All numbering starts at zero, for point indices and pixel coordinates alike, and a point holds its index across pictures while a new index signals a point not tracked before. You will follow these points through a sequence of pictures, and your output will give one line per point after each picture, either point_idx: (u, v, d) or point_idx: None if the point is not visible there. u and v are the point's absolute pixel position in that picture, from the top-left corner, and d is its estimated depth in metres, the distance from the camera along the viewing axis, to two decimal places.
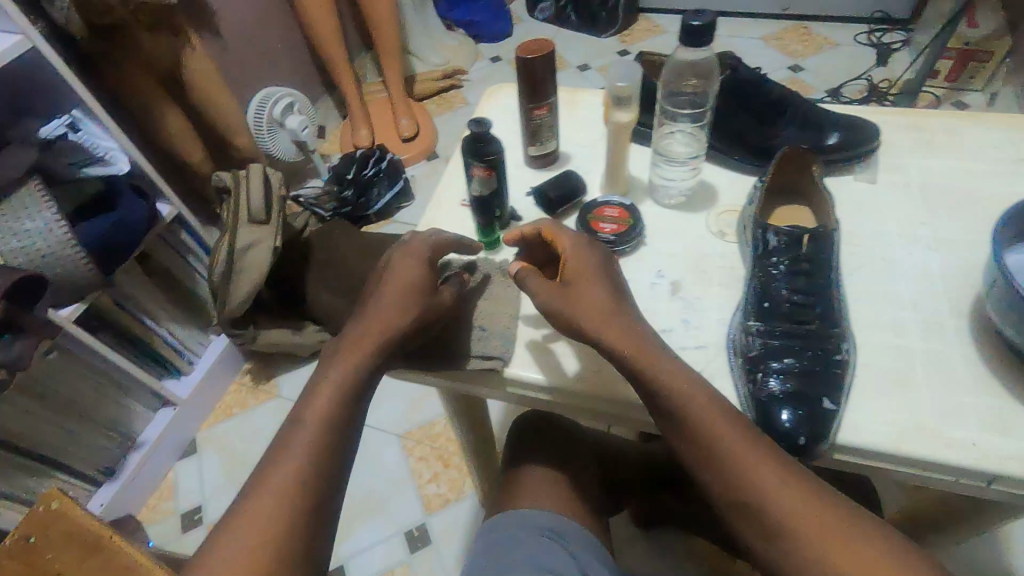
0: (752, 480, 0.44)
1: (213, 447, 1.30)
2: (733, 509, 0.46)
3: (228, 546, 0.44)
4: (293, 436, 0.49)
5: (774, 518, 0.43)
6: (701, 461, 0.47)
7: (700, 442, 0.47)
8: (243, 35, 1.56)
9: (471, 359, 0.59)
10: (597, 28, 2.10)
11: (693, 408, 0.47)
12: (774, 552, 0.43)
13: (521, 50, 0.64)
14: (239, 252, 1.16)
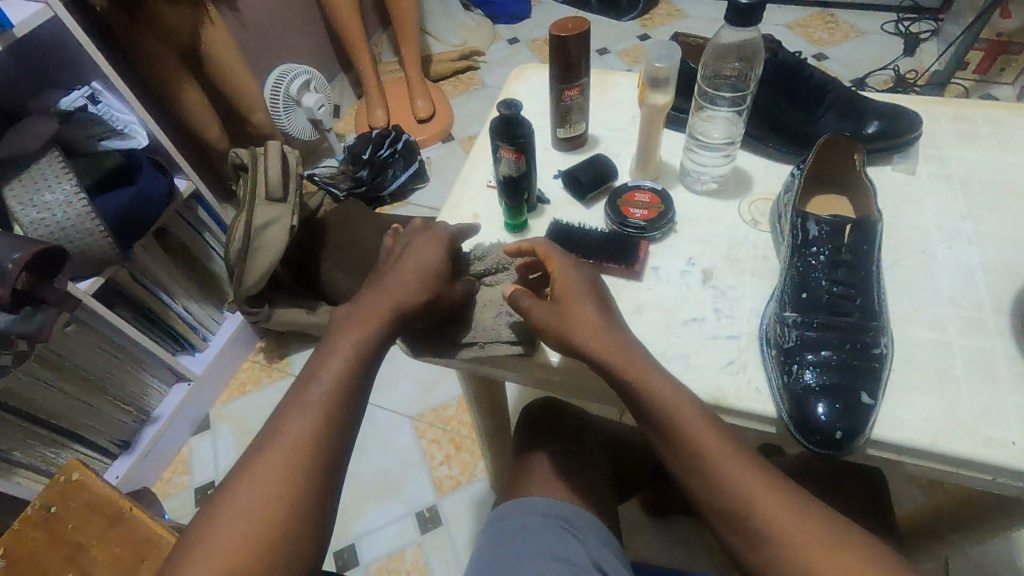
0: (738, 485, 0.46)
1: (226, 424, 1.31)
2: (719, 517, 0.47)
3: (220, 526, 0.44)
4: (293, 407, 0.49)
5: (761, 524, 0.44)
6: (687, 470, 0.48)
7: (687, 450, 0.48)
8: (261, 10, 1.54)
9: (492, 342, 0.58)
10: (618, 11, 2.06)
11: (681, 417, 0.48)
12: (761, 557, 0.44)
13: (557, 26, 0.62)
14: (256, 230, 1.15)
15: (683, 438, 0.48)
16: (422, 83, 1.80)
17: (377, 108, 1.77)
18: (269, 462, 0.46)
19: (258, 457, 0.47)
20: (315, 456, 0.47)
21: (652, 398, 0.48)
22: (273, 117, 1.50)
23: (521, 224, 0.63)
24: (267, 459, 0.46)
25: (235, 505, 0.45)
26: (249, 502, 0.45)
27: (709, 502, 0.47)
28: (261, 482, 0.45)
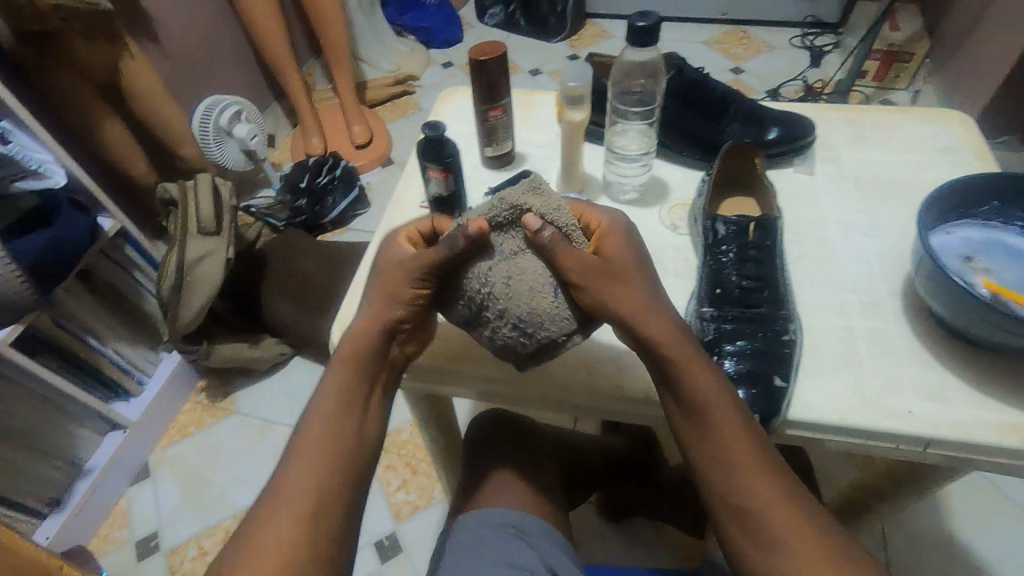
0: (754, 491, 0.45)
1: (168, 470, 1.25)
2: (732, 516, 0.46)
3: (240, 566, 0.42)
4: (301, 445, 0.48)
5: (773, 532, 0.44)
6: (710, 464, 0.47)
7: (714, 444, 0.47)
8: (185, 42, 1.51)
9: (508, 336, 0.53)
10: (547, 33, 2.13)
11: (713, 406, 0.47)
12: (763, 562, 0.45)
13: (476, 52, 0.66)
14: (189, 264, 1.11)
15: (715, 431, 0.47)
16: (357, 109, 1.80)
17: (313, 136, 1.75)
18: (293, 490, 0.45)
19: (281, 486, 0.46)
20: (325, 496, 0.46)
21: (686, 377, 0.48)
22: (203, 149, 1.44)
23: None
24: (290, 486, 0.46)
25: (254, 552, 0.43)
26: (268, 540, 0.43)
27: (723, 496, 0.47)
28: (281, 515, 0.44)
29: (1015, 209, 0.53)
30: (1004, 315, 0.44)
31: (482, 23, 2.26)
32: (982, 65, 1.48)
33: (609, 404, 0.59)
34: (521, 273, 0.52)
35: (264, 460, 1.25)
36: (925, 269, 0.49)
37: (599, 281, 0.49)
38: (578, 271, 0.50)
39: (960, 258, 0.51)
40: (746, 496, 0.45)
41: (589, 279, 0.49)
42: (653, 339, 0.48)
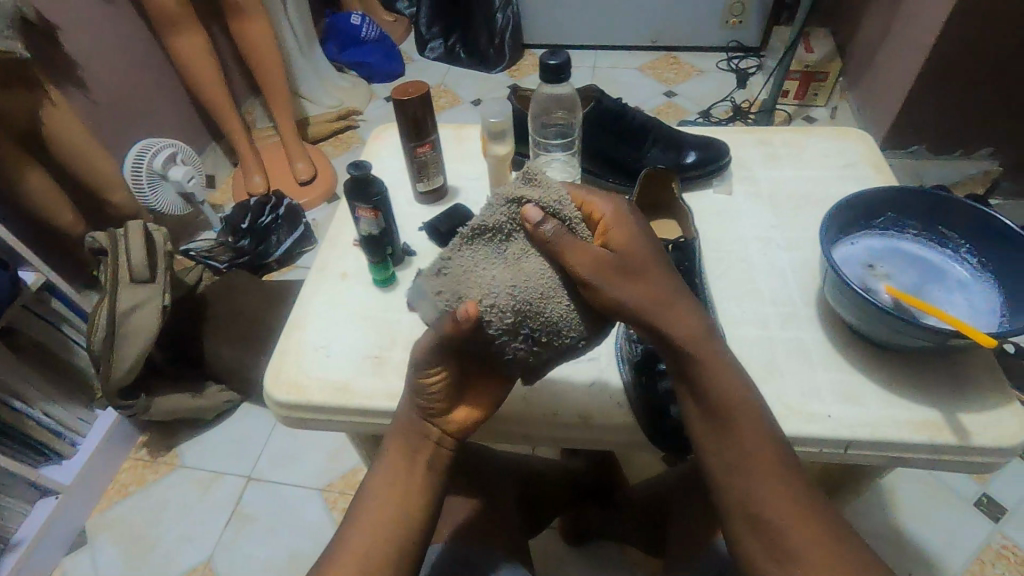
0: (768, 495, 0.47)
1: (107, 535, 1.18)
2: (744, 521, 0.48)
3: None
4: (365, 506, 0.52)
5: (787, 538, 0.46)
6: (727, 470, 0.49)
7: (733, 452, 0.49)
8: (113, 87, 1.47)
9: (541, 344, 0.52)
10: (487, 64, 2.18)
11: (738, 411, 0.50)
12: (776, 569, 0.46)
13: (397, 92, 0.67)
14: (120, 316, 1.06)
15: (735, 436, 0.49)
16: (299, 145, 1.78)
17: (254, 175, 1.72)
18: (380, 516, 0.51)
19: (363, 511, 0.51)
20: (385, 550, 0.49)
21: (713, 381, 0.50)
22: (137, 195, 1.41)
23: (389, 279, 0.64)
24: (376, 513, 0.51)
25: None
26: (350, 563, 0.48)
27: (742, 502, 0.48)
28: (367, 544, 0.49)
29: (906, 218, 0.57)
30: (904, 322, 0.47)
31: (423, 56, 2.29)
32: (889, 82, 1.60)
33: (552, 433, 0.60)
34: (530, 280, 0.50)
35: (213, 514, 1.19)
36: (831, 280, 0.53)
37: (611, 276, 0.50)
38: (590, 264, 0.49)
39: (861, 267, 0.55)
40: (762, 501, 0.48)
41: (605, 275, 0.49)
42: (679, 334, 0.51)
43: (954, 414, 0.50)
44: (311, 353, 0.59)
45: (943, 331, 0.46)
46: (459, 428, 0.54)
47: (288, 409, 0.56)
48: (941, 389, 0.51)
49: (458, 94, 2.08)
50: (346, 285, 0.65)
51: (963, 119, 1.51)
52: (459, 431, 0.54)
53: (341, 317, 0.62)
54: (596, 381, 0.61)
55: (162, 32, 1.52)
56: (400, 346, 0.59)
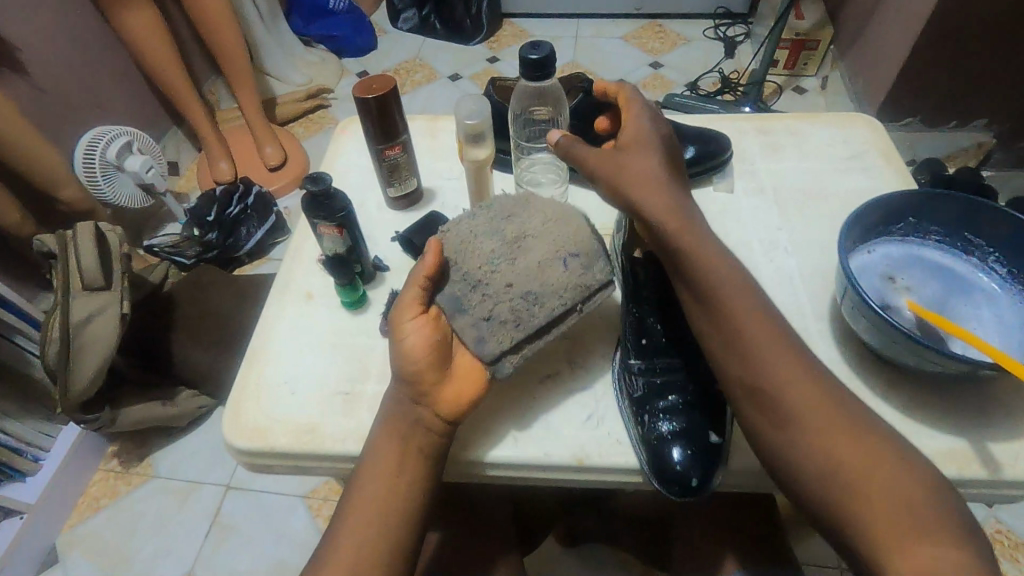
0: (772, 372, 0.47)
1: (79, 552, 1.12)
2: (747, 397, 0.48)
3: None
4: (355, 499, 0.47)
5: (789, 408, 0.46)
6: (724, 346, 0.50)
7: (728, 333, 0.50)
8: (56, 71, 1.35)
9: (543, 316, 0.52)
10: (464, 36, 2.06)
11: (731, 291, 0.51)
12: (781, 438, 0.46)
13: (360, 89, 0.59)
14: (75, 326, 0.99)
15: (728, 313, 0.50)
16: (267, 129, 1.67)
17: (219, 161, 1.62)
18: (353, 515, 0.45)
19: (351, 508, 0.46)
20: (380, 534, 0.45)
21: (696, 265, 0.52)
22: (92, 190, 1.30)
23: (359, 300, 0.58)
24: (351, 513, 0.46)
25: None
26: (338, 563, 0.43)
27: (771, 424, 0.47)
28: (371, 465, 0.47)
29: (928, 224, 0.51)
30: (930, 350, 0.43)
31: (395, 28, 2.16)
32: (882, 50, 1.53)
33: (544, 474, 0.54)
34: (527, 253, 0.53)
35: (191, 525, 1.14)
36: (850, 300, 0.47)
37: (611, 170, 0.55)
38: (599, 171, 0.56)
39: (880, 280, 0.50)
40: (765, 377, 0.48)
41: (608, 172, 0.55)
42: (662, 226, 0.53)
43: (985, 445, 0.47)
44: (274, 390, 0.54)
45: (973, 361, 0.41)
46: (451, 410, 0.48)
47: (249, 455, 0.50)
48: (967, 415, 0.49)
49: (434, 69, 1.98)
50: (313, 307, 0.59)
51: (958, 88, 1.46)
52: (454, 412, 0.48)
53: (308, 348, 0.56)
54: (592, 416, 0.55)
55: (107, 8, 1.39)
56: (372, 378, 0.54)
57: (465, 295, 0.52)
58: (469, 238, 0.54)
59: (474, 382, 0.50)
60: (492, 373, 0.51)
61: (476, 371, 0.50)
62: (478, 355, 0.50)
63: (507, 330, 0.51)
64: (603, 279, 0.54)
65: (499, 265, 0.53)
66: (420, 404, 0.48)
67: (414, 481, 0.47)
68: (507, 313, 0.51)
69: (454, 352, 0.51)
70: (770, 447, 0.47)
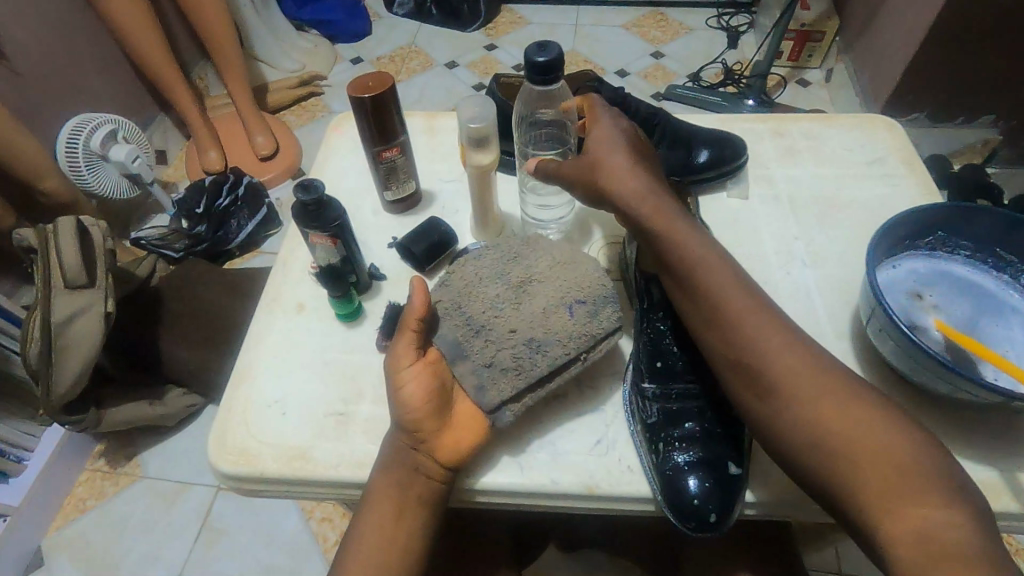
0: (753, 342, 0.47)
1: (66, 554, 1.10)
2: (731, 371, 0.48)
3: None
4: (355, 545, 0.46)
5: (771, 376, 0.46)
6: (705, 322, 0.50)
7: (708, 305, 0.49)
8: (36, 57, 1.30)
9: (544, 364, 0.50)
10: (461, 22, 2.01)
11: (711, 264, 0.51)
12: (766, 409, 0.46)
13: (355, 87, 0.55)
14: (57, 325, 0.95)
15: (706, 287, 0.50)
16: (258, 117, 1.62)
17: (209, 151, 1.57)
18: (358, 564, 0.44)
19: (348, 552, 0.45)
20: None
21: (674, 249, 0.52)
22: (76, 180, 1.26)
23: (354, 313, 0.55)
24: (355, 560, 0.44)
25: None
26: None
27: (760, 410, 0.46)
28: (371, 511, 0.46)
29: (959, 238, 0.48)
30: (964, 379, 0.40)
31: (390, 13, 2.10)
32: (890, 42, 1.49)
33: (553, 501, 0.52)
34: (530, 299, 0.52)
35: (181, 528, 1.12)
36: (879, 321, 0.45)
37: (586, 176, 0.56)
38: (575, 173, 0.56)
39: (907, 299, 0.47)
40: (746, 349, 0.47)
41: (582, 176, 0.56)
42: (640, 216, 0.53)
43: (1014, 475, 0.46)
44: (264, 409, 0.51)
45: (1007, 392, 0.39)
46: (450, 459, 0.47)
47: (237, 480, 0.47)
48: (997, 443, 0.47)
49: (430, 57, 1.92)
50: (306, 319, 0.56)
51: (968, 84, 1.43)
52: (452, 461, 0.47)
53: (301, 364, 0.53)
54: (602, 440, 0.53)
55: None
56: (370, 397, 0.51)
57: (466, 339, 0.50)
58: (473, 281, 0.53)
59: (472, 434, 0.49)
60: (492, 423, 0.49)
61: (476, 422, 0.49)
62: (478, 403, 0.49)
63: (508, 378, 0.49)
64: (609, 328, 0.52)
65: (500, 308, 0.51)
66: (418, 451, 0.47)
67: (415, 529, 0.46)
68: (509, 360, 0.49)
69: (454, 399, 0.49)
70: (755, 419, 0.46)
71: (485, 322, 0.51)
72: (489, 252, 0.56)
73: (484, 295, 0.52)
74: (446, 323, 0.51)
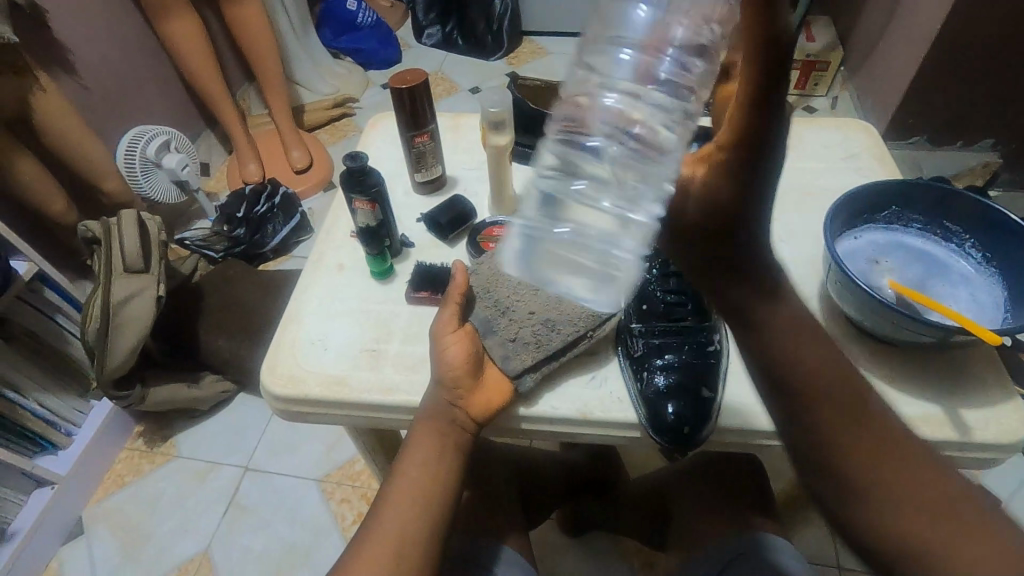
0: (849, 452, 0.44)
1: (103, 525, 1.17)
2: (815, 472, 0.45)
3: (361, 557, 0.49)
4: (400, 480, 0.53)
5: (870, 486, 0.43)
6: (793, 422, 0.46)
7: (801, 407, 0.45)
8: (104, 73, 1.45)
9: (559, 342, 0.58)
10: (485, 52, 2.14)
11: (806, 359, 0.46)
12: (867, 520, 0.43)
13: (397, 81, 0.72)
14: (114, 305, 1.05)
15: (793, 383, 0.46)
16: (295, 134, 1.75)
17: (249, 163, 1.69)
18: (401, 494, 0.52)
19: (393, 490, 0.52)
20: (423, 506, 0.51)
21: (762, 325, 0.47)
22: (131, 183, 1.38)
23: (387, 271, 0.68)
24: (400, 490, 0.52)
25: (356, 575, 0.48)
26: (392, 530, 0.50)
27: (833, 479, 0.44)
28: (413, 450, 0.54)
29: (911, 212, 0.65)
30: (911, 319, 0.52)
31: (419, 43, 2.25)
32: (891, 71, 1.57)
33: (552, 427, 0.60)
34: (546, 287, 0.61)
35: (210, 504, 1.19)
36: (837, 279, 0.58)
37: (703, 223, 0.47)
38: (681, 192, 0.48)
39: (867, 259, 0.62)
40: (837, 448, 0.44)
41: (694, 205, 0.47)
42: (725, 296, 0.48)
43: (957, 412, 0.57)
44: (308, 347, 0.63)
45: (945, 328, 0.51)
46: (481, 413, 0.55)
47: (285, 401, 0.60)
48: (943, 387, 0.59)
49: (455, 82, 2.06)
50: (345, 278, 0.69)
51: (968, 110, 1.49)
52: (482, 415, 0.55)
53: (339, 312, 0.66)
54: (597, 375, 0.61)
55: (154, 16, 1.49)
56: (399, 339, 0.63)
57: (495, 319, 0.59)
58: (499, 271, 0.62)
59: (500, 393, 0.56)
60: (516, 388, 0.57)
61: (501, 384, 0.57)
62: (505, 371, 0.57)
63: (529, 351, 0.57)
64: (612, 309, 0.60)
65: (522, 297, 0.60)
66: (456, 405, 0.54)
67: (451, 465, 0.54)
68: (530, 336, 0.57)
69: (484, 366, 0.57)
70: (864, 524, 0.43)
71: (509, 304, 0.59)
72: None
73: (510, 283, 0.60)
74: (478, 305, 0.59)
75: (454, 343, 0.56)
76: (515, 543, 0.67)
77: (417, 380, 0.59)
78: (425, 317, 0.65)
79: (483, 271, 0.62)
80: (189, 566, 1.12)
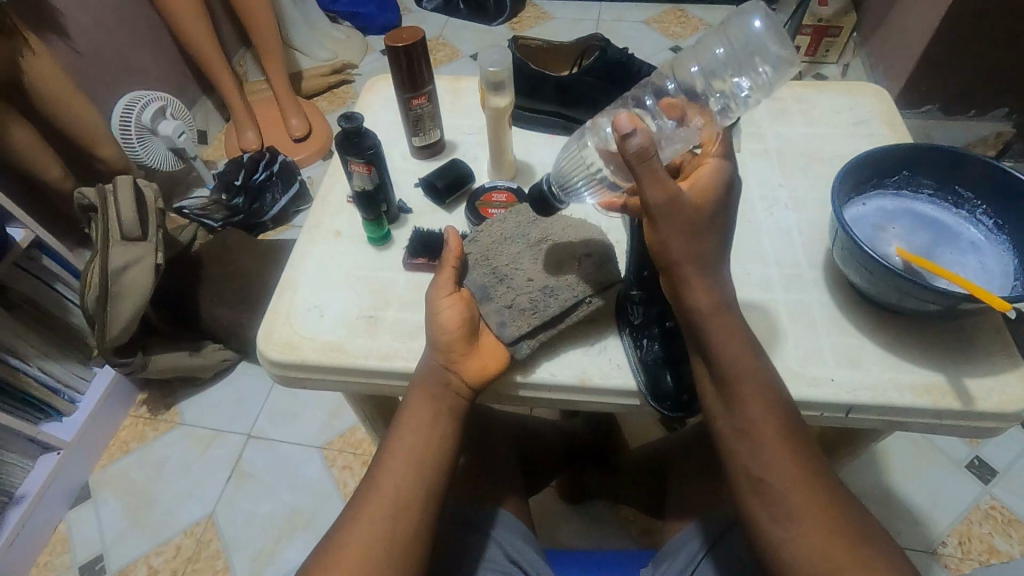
0: (775, 472, 0.48)
1: (110, 490, 1.19)
2: (751, 486, 0.50)
3: (354, 518, 0.49)
4: (399, 443, 0.52)
5: (790, 505, 0.48)
6: (735, 435, 0.51)
7: (732, 403, 0.51)
8: (97, 37, 1.42)
9: (560, 308, 0.57)
10: (486, 16, 2.08)
11: (743, 362, 0.51)
12: (778, 529, 0.48)
13: (393, 39, 0.70)
14: (113, 273, 1.05)
15: (745, 404, 0.50)
16: (293, 100, 1.71)
17: (247, 130, 1.66)
18: (397, 457, 0.51)
19: (387, 456, 0.52)
20: (412, 468, 0.51)
21: (715, 341, 0.51)
22: (127, 151, 1.36)
23: (383, 237, 0.68)
24: (396, 454, 0.52)
25: (347, 531, 0.49)
26: (388, 491, 0.50)
27: (746, 467, 0.50)
28: (408, 419, 0.53)
29: (922, 177, 0.63)
30: (915, 284, 0.51)
31: (419, 7, 2.18)
32: (907, 37, 1.51)
33: (549, 393, 0.60)
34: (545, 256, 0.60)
35: (213, 469, 1.21)
36: (843, 247, 0.57)
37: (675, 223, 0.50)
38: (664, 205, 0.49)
39: (874, 226, 0.61)
40: (767, 468, 0.49)
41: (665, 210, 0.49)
42: (692, 305, 0.52)
43: (960, 380, 0.57)
44: (306, 313, 0.63)
45: (954, 296, 0.50)
46: (476, 379, 0.54)
47: (282, 366, 0.59)
48: (945, 355, 0.58)
49: (456, 48, 2.00)
50: (343, 244, 0.68)
51: (983, 78, 1.43)
52: (479, 381, 0.54)
53: (337, 279, 0.65)
54: (598, 342, 0.62)
55: None
56: (396, 307, 0.62)
57: (492, 285, 0.58)
58: (499, 239, 0.61)
59: (495, 359, 0.56)
60: (512, 354, 0.57)
61: (497, 350, 0.56)
62: (500, 337, 0.56)
63: (525, 317, 0.57)
64: (613, 279, 0.60)
65: (521, 265, 0.59)
66: (450, 369, 0.54)
67: (444, 436, 0.53)
68: (526, 302, 0.57)
69: (479, 332, 0.56)
70: (782, 502, 0.48)
71: (508, 273, 0.58)
72: (511, 214, 0.64)
73: (510, 251, 0.60)
74: (475, 271, 0.59)
75: (450, 308, 0.55)
76: (512, 507, 0.68)
77: (414, 345, 0.59)
78: (422, 284, 0.64)
79: (481, 242, 0.61)
80: (194, 530, 1.14)
